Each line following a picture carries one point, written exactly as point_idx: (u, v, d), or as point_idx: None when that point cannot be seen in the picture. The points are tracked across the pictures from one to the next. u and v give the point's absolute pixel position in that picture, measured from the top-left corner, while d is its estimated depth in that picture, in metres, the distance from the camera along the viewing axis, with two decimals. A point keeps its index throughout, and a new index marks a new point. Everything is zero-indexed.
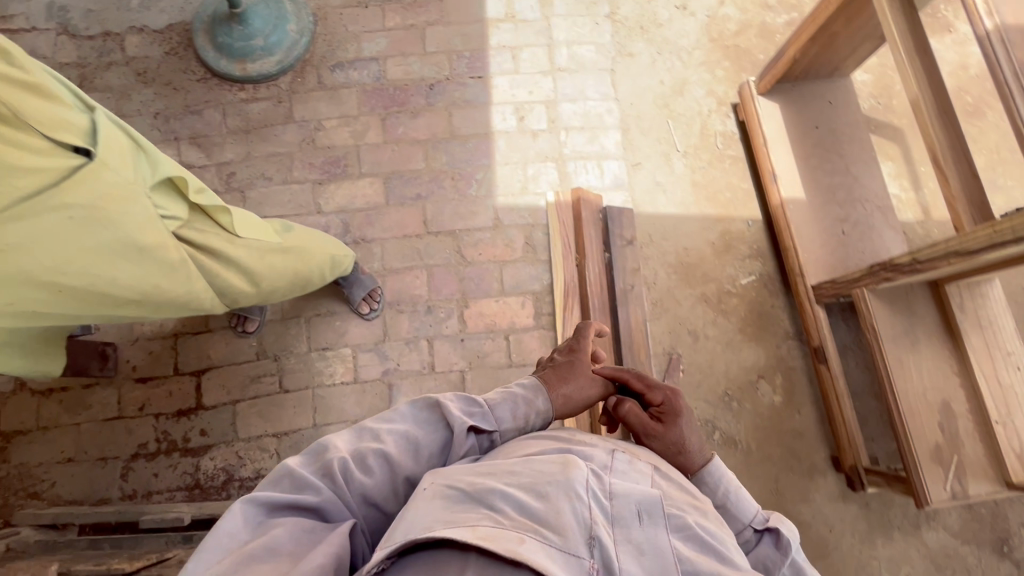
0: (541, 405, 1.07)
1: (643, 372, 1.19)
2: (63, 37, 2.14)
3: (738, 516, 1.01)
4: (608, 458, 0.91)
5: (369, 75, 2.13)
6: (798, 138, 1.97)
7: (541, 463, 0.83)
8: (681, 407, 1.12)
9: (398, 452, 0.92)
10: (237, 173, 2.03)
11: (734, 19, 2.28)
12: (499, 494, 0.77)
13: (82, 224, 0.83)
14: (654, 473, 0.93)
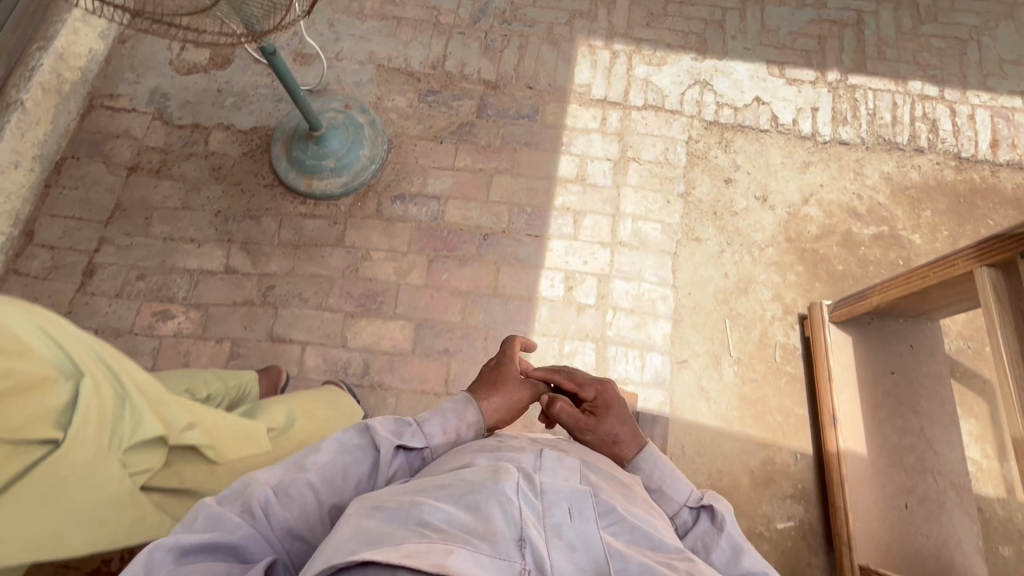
0: (470, 418, 1.20)
1: (575, 374, 1.42)
2: (157, 122, 2.26)
3: (673, 498, 1.14)
4: (538, 459, 0.97)
5: (427, 212, 2.11)
6: (868, 382, 1.76)
7: (471, 474, 0.87)
8: (611, 398, 1.34)
9: (327, 475, 1.00)
10: (276, 287, 2.01)
11: (816, 221, 2.15)
12: (429, 498, 0.82)
13: (42, 502, 0.89)
14: (585, 471, 0.99)
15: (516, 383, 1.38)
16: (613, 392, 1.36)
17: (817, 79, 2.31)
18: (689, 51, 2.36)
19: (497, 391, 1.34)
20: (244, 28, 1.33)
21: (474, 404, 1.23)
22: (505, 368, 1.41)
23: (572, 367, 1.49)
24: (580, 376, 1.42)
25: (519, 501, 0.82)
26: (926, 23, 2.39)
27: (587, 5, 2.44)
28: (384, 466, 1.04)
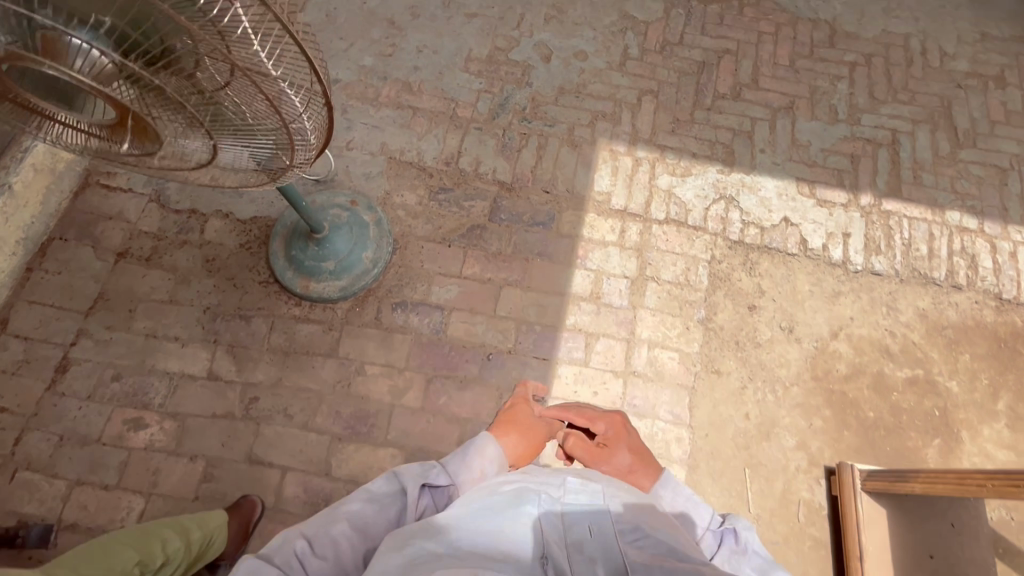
0: (489, 454, 1.27)
1: (586, 413, 1.60)
2: (153, 204, 2.14)
3: (697, 522, 1.26)
4: (563, 486, 1.12)
5: (429, 324, 1.98)
6: (903, 566, 1.60)
7: (498, 502, 1.05)
8: (620, 429, 1.54)
9: (356, 522, 1.07)
10: (260, 400, 1.86)
11: (846, 359, 2.00)
12: (463, 522, 1.00)
13: None
14: (605, 486, 1.15)
15: (532, 422, 1.48)
16: (621, 422, 1.57)
17: (849, 202, 2.19)
18: (716, 162, 2.26)
19: (516, 430, 1.44)
20: (260, 167, 1.11)
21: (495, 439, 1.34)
22: (520, 407, 1.53)
23: (579, 405, 1.67)
24: (589, 412, 1.61)
25: (541, 520, 1.02)
26: (964, 147, 2.29)
27: (612, 107, 2.35)
28: (410, 507, 1.12)
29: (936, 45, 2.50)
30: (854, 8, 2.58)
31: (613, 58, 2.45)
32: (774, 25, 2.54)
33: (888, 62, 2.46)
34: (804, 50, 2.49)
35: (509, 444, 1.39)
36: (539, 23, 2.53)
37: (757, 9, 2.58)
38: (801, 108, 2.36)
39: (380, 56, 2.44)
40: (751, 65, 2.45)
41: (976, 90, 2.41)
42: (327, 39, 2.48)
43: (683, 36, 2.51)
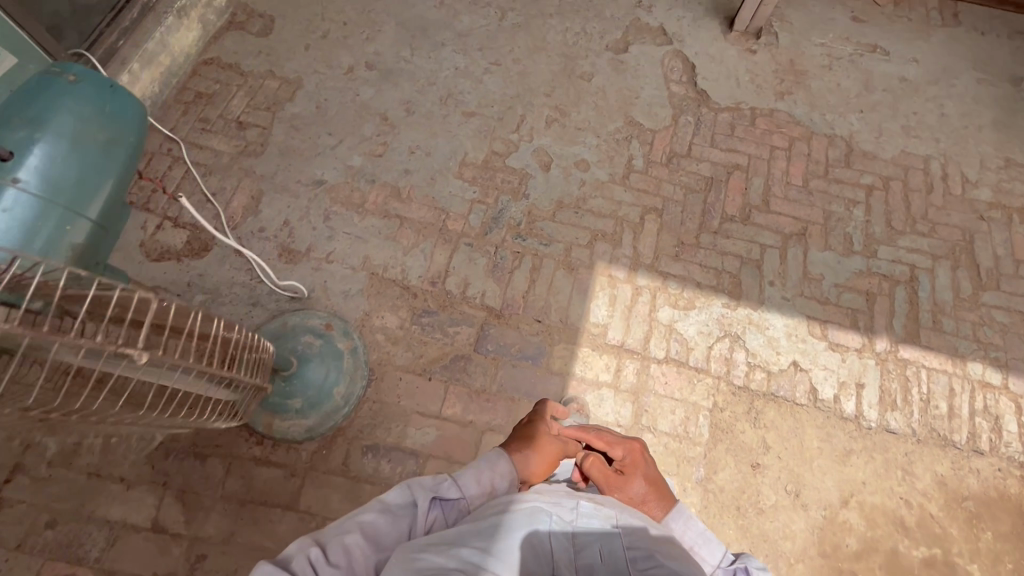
0: (502, 468, 1.28)
1: (603, 433, 1.48)
2: None
3: (709, 559, 1.27)
4: (575, 507, 1.13)
5: (402, 473, 1.82)
6: None
7: (508, 520, 1.06)
8: (638, 457, 1.45)
9: (369, 533, 1.13)
10: (207, 558, 1.69)
11: (857, 531, 1.82)
12: (474, 537, 1.02)
13: None
14: (621, 512, 1.14)
15: (550, 441, 1.41)
16: (639, 450, 1.47)
17: (863, 346, 2.04)
18: (721, 294, 2.11)
19: (530, 447, 1.37)
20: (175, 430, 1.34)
21: (508, 456, 1.32)
22: (537, 426, 1.45)
23: (598, 425, 1.56)
24: (608, 435, 1.49)
25: (552, 543, 1.04)
26: (988, 290, 2.14)
27: (613, 225, 2.20)
28: (421, 517, 1.17)
29: (958, 171, 2.37)
30: (872, 125, 2.46)
31: (616, 170, 2.32)
32: (787, 139, 2.42)
33: (906, 186, 2.33)
34: (818, 169, 2.36)
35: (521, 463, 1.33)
36: (540, 127, 2.40)
37: (770, 120, 2.45)
38: (814, 235, 2.22)
39: (370, 156, 2.31)
40: (762, 183, 2.31)
41: (1000, 223, 2.27)
42: (315, 133, 2.35)
43: (690, 147, 2.39)
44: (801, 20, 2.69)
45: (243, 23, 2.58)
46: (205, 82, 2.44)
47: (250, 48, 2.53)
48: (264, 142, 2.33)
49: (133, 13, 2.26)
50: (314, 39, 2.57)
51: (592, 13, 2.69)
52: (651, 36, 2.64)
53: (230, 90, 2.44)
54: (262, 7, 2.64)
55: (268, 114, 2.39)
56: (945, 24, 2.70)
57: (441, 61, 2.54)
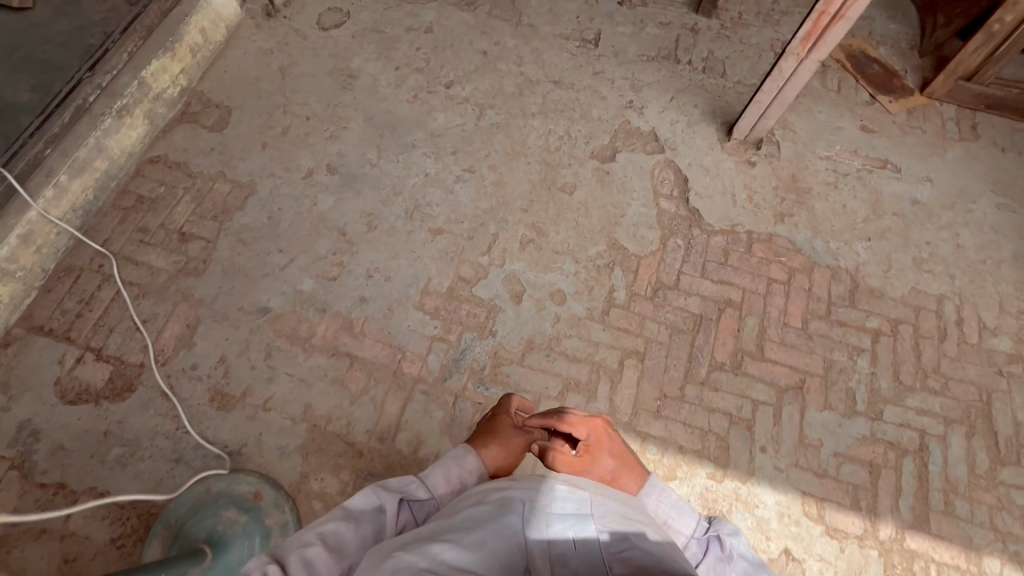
0: (468, 465, 1.35)
1: (565, 416, 1.51)
2: (14, 473, 1.75)
3: (681, 531, 1.35)
4: (548, 492, 1.08)
5: None
6: None
7: (479, 513, 1.04)
8: (602, 434, 1.51)
9: (333, 542, 1.10)
10: None
11: None
12: (449, 534, 1.00)
13: None
14: (597, 498, 1.09)
15: (514, 437, 1.52)
16: (602, 428, 1.53)
17: (865, 532, 1.80)
18: (706, 461, 1.87)
19: (498, 443, 1.48)
20: None
21: (475, 452, 1.40)
22: (500, 423, 1.55)
23: (561, 407, 1.60)
24: (571, 416, 1.53)
25: (526, 531, 0.99)
26: (1007, 464, 1.90)
27: (588, 373, 1.97)
28: (390, 519, 1.17)
29: (975, 314, 2.13)
30: (880, 255, 2.23)
31: (595, 304, 2.09)
32: (786, 270, 2.19)
33: (917, 331, 2.10)
34: (819, 307, 2.13)
35: (487, 459, 1.42)
36: (514, 249, 2.17)
37: (768, 247, 2.23)
38: (812, 390, 1.98)
39: (322, 279, 2.09)
40: (757, 324, 2.08)
41: (1020, 380, 2.03)
42: (264, 250, 2.13)
43: (679, 277, 2.16)
44: (804, 129, 2.48)
45: (197, 115, 2.38)
46: (149, 184, 2.23)
47: (201, 146, 2.32)
48: (206, 259, 2.11)
49: (65, 117, 2.03)
50: (272, 136, 2.36)
51: (579, 113, 2.47)
52: (641, 142, 2.42)
53: (175, 193, 2.23)
54: (218, 97, 2.43)
55: (214, 224, 2.17)
56: (961, 138, 2.47)
57: (410, 166, 2.33)
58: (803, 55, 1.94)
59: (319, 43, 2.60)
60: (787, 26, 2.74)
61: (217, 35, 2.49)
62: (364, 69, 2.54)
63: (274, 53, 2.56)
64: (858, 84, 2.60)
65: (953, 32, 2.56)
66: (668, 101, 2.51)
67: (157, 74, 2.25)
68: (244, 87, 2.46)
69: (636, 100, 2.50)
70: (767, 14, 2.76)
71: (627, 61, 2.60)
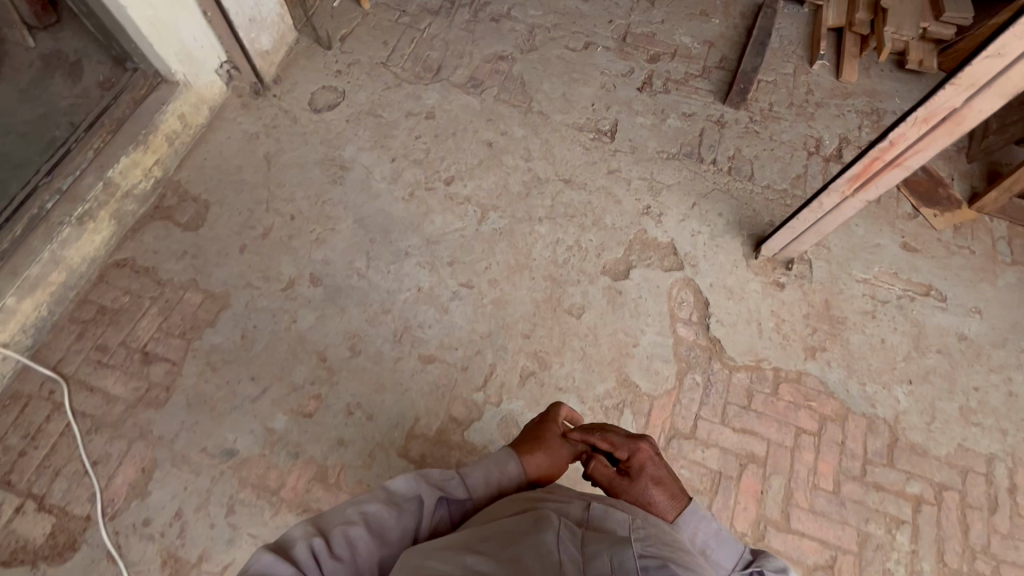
0: (509, 470, 1.34)
1: (608, 435, 1.45)
2: None
3: (722, 563, 1.25)
4: (585, 512, 1.12)
5: None
6: None
7: (513, 529, 1.02)
8: (646, 460, 1.41)
9: (374, 527, 1.16)
10: None
11: None
12: (481, 546, 0.98)
13: None
14: (635, 524, 1.10)
15: (557, 445, 1.47)
16: (646, 453, 1.42)
17: None
18: None
19: (540, 450, 1.44)
20: None
21: (516, 457, 1.37)
22: (546, 428, 1.51)
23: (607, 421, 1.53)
24: (614, 435, 1.46)
25: (562, 551, 0.94)
26: None
27: None
28: (427, 513, 1.21)
29: None
30: (922, 404, 1.99)
31: None
32: (816, 419, 1.95)
33: (964, 501, 1.86)
34: (852, 467, 1.89)
35: (528, 467, 1.39)
36: (512, 384, 1.94)
37: (796, 389, 2.00)
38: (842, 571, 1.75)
39: (297, 415, 1.87)
40: (783, 485, 1.85)
41: None
42: (235, 376, 1.91)
43: (696, 424, 1.93)
44: (839, 245, 2.24)
45: (171, 210, 2.17)
46: (112, 293, 2.02)
47: (173, 247, 2.11)
48: (169, 385, 1.90)
49: (17, 228, 1.86)
50: (252, 238, 2.14)
51: (591, 218, 2.25)
52: (658, 256, 2.19)
53: (140, 304, 2.02)
54: (196, 188, 2.22)
55: (180, 343, 1.96)
56: (1015, 262, 2.23)
57: (402, 278, 2.11)
58: (849, 193, 1.69)
59: (310, 126, 2.38)
60: (821, 120, 2.51)
61: (199, 119, 2.28)
62: (357, 159, 2.32)
63: (261, 138, 2.35)
64: (898, 192, 2.36)
65: (1011, 139, 2.31)
66: (690, 207, 2.28)
67: (127, 170, 2.04)
68: (224, 178, 2.26)
69: (654, 205, 2.28)
70: (799, 107, 2.53)
71: (645, 158, 2.37)
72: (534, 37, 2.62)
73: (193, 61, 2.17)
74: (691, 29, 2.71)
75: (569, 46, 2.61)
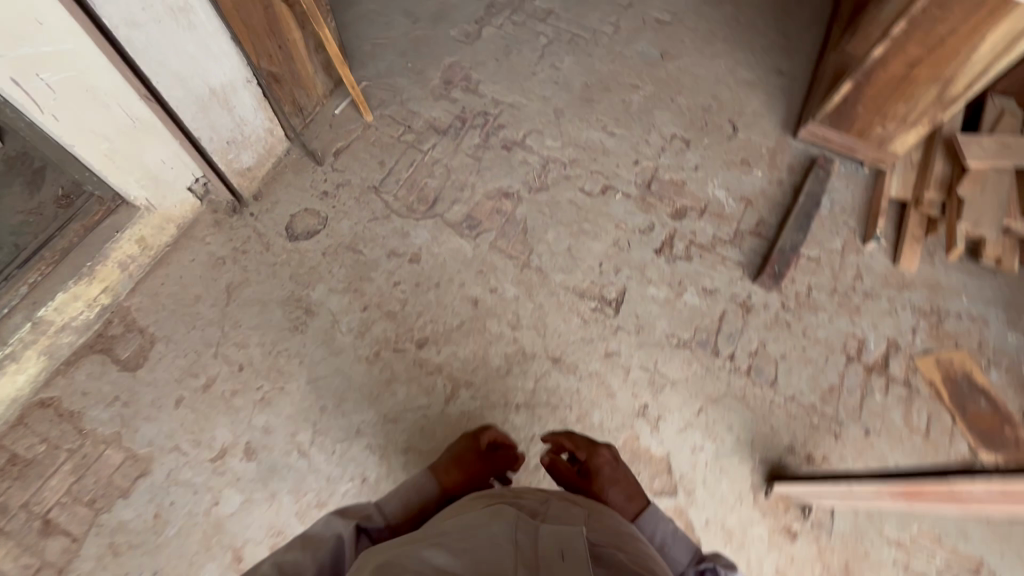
0: (425, 483, 1.39)
1: (573, 434, 1.59)
2: None
3: (676, 560, 1.25)
4: (541, 506, 1.10)
5: None
6: None
7: (467, 523, 0.98)
8: (604, 462, 1.49)
9: (293, 568, 1.06)
10: None
11: None
12: (440, 538, 0.92)
13: None
14: (592, 514, 1.09)
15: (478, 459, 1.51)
16: (604, 456, 1.50)
17: None
18: None
19: (465, 472, 1.48)
20: None
21: (431, 474, 1.43)
22: (470, 443, 1.56)
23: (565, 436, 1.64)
24: (578, 437, 1.58)
25: (516, 538, 0.91)
26: None
27: None
28: (350, 545, 1.14)
29: None
30: None
31: None
32: None
33: None
34: None
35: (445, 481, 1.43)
36: None
37: None
38: None
39: None
40: None
41: None
42: (137, 566, 1.69)
43: None
44: None
45: (112, 343, 1.96)
46: (27, 440, 1.82)
47: (104, 390, 1.90)
48: (62, 568, 1.68)
49: None
50: (191, 389, 1.91)
51: (575, 412, 1.93)
52: (649, 473, 1.85)
53: (55, 458, 1.81)
54: (145, 318, 2.01)
55: (86, 514, 1.74)
56: None
57: (346, 462, 1.84)
58: (886, 494, 1.33)
59: (282, 256, 2.14)
60: (868, 315, 2.12)
61: (163, 240, 2.08)
62: (325, 301, 2.07)
63: (226, 263, 2.12)
64: (954, 427, 1.93)
65: None
66: (695, 413, 1.93)
67: (64, 305, 1.89)
68: (178, 308, 2.04)
69: (653, 405, 1.94)
70: (843, 296, 2.15)
71: (650, 341, 2.04)
72: (547, 173, 2.34)
73: (160, 184, 1.96)
74: (727, 179, 2.38)
75: (585, 189, 2.32)
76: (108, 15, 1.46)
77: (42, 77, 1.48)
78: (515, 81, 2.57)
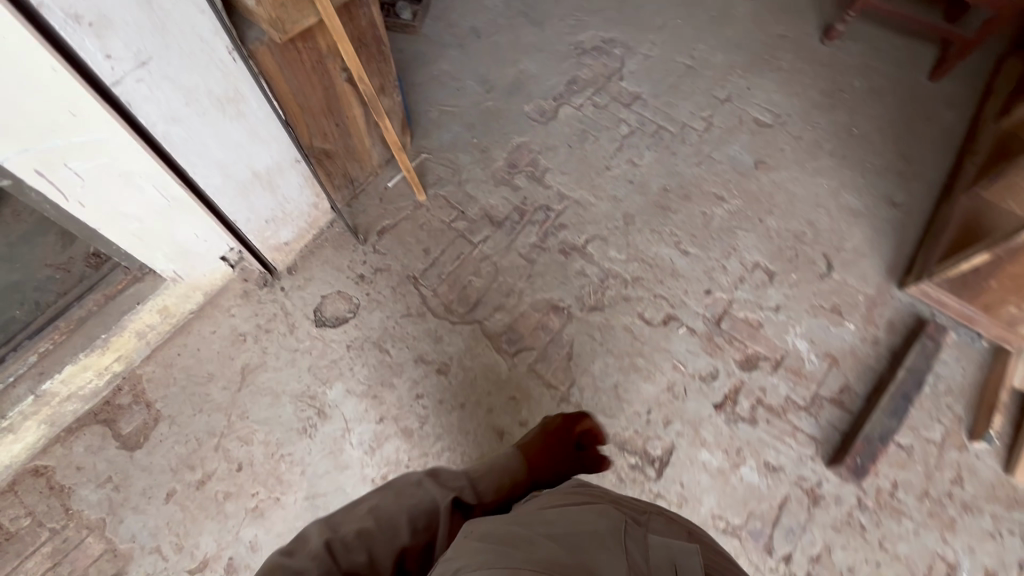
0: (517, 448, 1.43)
1: None
2: None
3: None
4: (642, 515, 1.01)
5: None
6: None
7: (568, 517, 0.93)
8: None
9: (387, 521, 1.06)
10: None
11: None
12: (546, 530, 0.88)
13: None
14: (697, 538, 0.97)
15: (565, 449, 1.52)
16: None
17: None
18: None
19: (552, 460, 1.47)
20: None
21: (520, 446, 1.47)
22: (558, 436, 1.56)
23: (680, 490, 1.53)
24: None
25: (626, 542, 0.85)
26: None
27: None
28: (444, 512, 1.10)
29: None
30: None
31: None
32: None
33: None
34: None
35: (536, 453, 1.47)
36: None
37: None
38: None
39: None
40: None
41: None
42: None
43: None
44: None
45: (117, 415, 1.85)
46: (13, 510, 1.72)
47: (99, 468, 1.78)
48: None
49: None
50: (185, 483, 1.78)
51: None
52: None
53: (36, 536, 1.70)
54: (154, 391, 1.89)
55: None
56: None
57: None
58: None
59: (305, 343, 1.99)
60: (964, 534, 1.75)
61: (187, 307, 1.96)
62: (341, 404, 1.90)
63: (247, 341, 1.98)
64: None
65: None
66: None
67: (72, 376, 1.77)
68: (190, 385, 1.91)
69: None
70: (936, 503, 1.79)
71: (694, 519, 1.76)
72: (605, 290, 2.09)
73: (189, 256, 1.82)
74: (812, 329, 2.05)
75: (645, 315, 2.05)
76: (146, 114, 1.31)
77: (70, 167, 1.34)
78: (586, 173, 2.32)
